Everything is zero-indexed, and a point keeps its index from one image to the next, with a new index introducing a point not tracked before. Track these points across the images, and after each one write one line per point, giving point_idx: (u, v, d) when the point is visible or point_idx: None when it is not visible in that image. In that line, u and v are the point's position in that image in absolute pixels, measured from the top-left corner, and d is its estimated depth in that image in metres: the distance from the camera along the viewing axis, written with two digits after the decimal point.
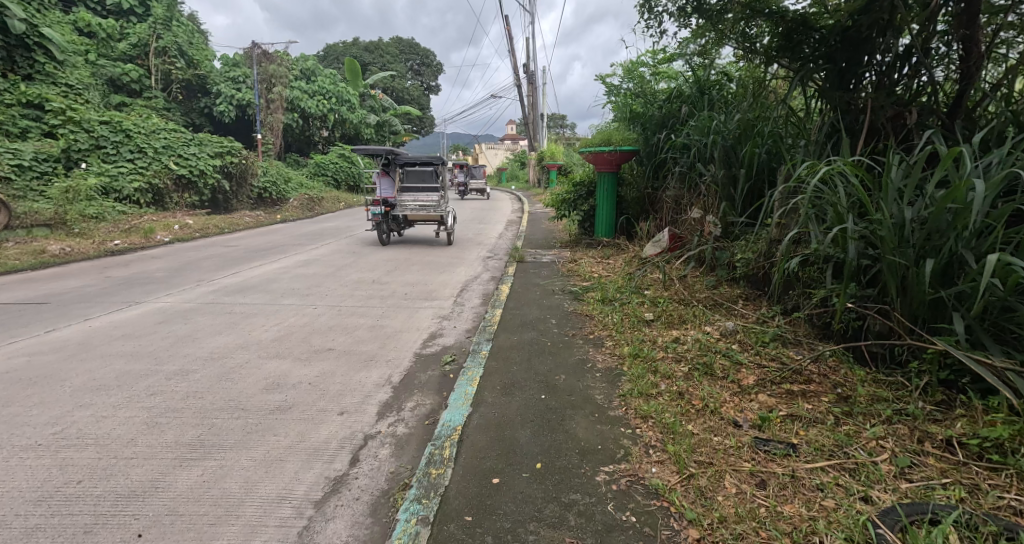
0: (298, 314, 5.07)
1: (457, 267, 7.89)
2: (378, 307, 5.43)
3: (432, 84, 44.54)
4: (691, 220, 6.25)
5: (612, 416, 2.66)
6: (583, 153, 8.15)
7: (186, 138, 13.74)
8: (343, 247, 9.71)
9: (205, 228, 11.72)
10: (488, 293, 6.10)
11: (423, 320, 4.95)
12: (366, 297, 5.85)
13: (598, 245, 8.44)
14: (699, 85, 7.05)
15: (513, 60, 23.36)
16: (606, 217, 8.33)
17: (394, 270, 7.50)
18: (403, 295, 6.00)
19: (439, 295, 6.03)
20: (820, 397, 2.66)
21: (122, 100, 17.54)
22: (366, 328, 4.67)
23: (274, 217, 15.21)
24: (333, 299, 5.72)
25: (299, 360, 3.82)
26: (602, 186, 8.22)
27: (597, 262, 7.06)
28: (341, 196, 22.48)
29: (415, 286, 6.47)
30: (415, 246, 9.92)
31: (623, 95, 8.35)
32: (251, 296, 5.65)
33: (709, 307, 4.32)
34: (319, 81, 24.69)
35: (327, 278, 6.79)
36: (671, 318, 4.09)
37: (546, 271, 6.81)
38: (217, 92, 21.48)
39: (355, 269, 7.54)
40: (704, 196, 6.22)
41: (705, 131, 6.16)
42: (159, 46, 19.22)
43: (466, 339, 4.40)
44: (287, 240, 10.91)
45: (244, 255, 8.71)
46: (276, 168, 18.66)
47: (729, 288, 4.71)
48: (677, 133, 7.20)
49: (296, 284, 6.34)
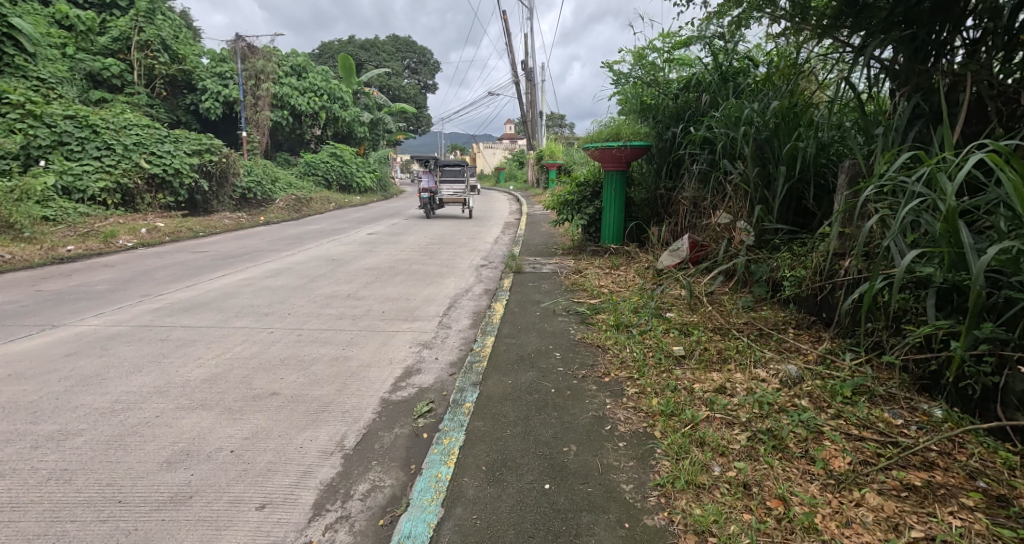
0: (247, 342, 4.18)
1: (446, 278, 7.00)
2: (346, 332, 4.54)
3: (430, 82, 43.53)
4: (716, 226, 5.40)
5: (653, 529, 1.84)
6: (589, 149, 7.25)
7: (160, 134, 12.81)
8: (322, 253, 8.80)
9: (177, 231, 10.80)
10: (480, 311, 5.25)
11: (397, 350, 4.07)
12: (335, 318, 4.95)
13: (604, 253, 7.55)
14: (721, 72, 6.26)
15: (512, 57, 22.46)
16: (614, 222, 7.43)
17: (373, 282, 6.60)
18: (379, 315, 5.11)
19: (422, 315, 5.14)
20: (960, 499, 1.84)
21: (101, 96, 16.67)
22: (326, 362, 3.79)
23: (257, 219, 14.29)
24: (295, 320, 4.84)
25: (229, 410, 2.93)
26: (610, 187, 7.33)
27: (605, 273, 6.18)
28: (332, 196, 21.55)
29: (395, 304, 5.57)
30: (402, 252, 9.02)
31: (631, 84, 7.47)
32: (196, 316, 4.75)
33: (754, 339, 3.45)
34: (310, 77, 23.75)
35: (295, 293, 5.89)
36: (709, 355, 3.22)
37: (546, 284, 5.95)
38: (203, 88, 20.54)
39: (330, 280, 6.64)
40: (730, 198, 5.37)
41: (735, 121, 5.25)
42: (141, 39, 18.25)
43: (449, 378, 3.51)
44: (264, 244, 9.99)
45: (210, 263, 7.80)
46: (261, 167, 17.72)
47: (771, 311, 3.86)
48: (697, 125, 6.36)
49: (257, 300, 5.44)
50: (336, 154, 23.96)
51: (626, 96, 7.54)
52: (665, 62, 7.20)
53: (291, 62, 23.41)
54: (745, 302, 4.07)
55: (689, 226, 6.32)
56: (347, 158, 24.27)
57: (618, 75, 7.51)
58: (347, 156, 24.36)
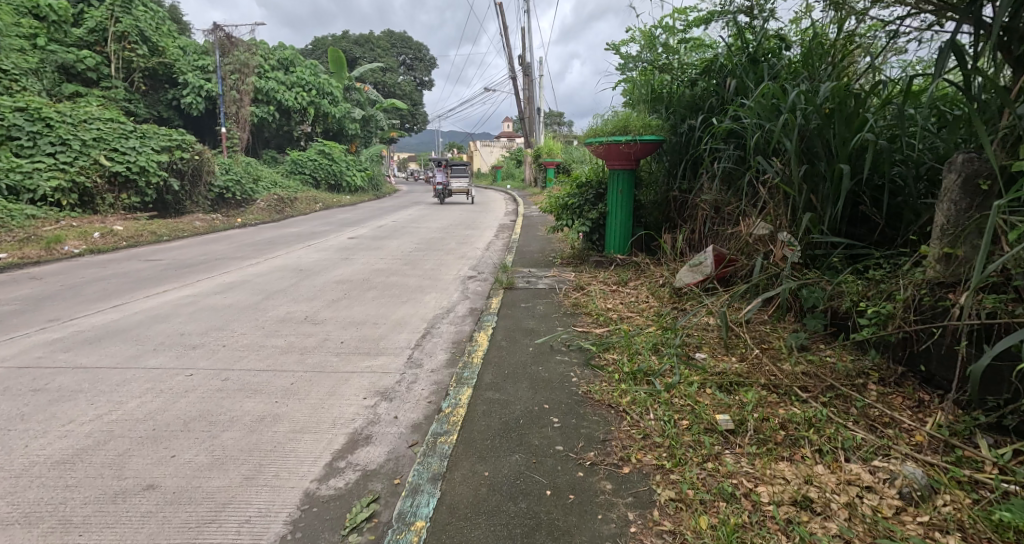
0: (151, 390, 3.20)
1: (426, 294, 6.03)
2: (288, 375, 3.56)
3: (424, 79, 42.42)
4: (747, 236, 4.49)
5: None
6: (592, 143, 6.30)
7: (125, 129, 11.84)
8: (290, 263, 7.80)
9: (137, 236, 9.78)
10: (460, 341, 4.31)
11: (345, 406, 3.11)
12: (279, 353, 3.97)
13: (608, 265, 6.56)
14: (749, 54, 5.38)
15: (511, 52, 21.44)
16: (620, 229, 6.47)
17: (337, 301, 5.62)
18: (335, 348, 4.14)
19: (388, 348, 4.17)
20: None
21: (75, 90, 15.65)
22: (246, 424, 2.83)
23: (233, 220, 13.28)
24: (227, 355, 3.85)
25: (64, 525, 1.99)
26: (616, 188, 6.38)
27: (613, 291, 5.25)
28: (319, 195, 20.51)
29: (358, 331, 4.59)
30: (381, 261, 8.03)
31: (640, 70, 6.60)
32: (101, 351, 3.78)
33: (826, 401, 2.51)
34: (297, 72, 22.72)
35: (240, 316, 4.90)
36: (773, 431, 2.27)
37: (541, 305, 5.01)
38: (184, 82, 19.50)
39: (288, 299, 5.66)
40: (766, 205, 4.48)
41: (772, 110, 4.35)
42: (117, 30, 17.17)
43: (406, 454, 2.57)
44: (230, 250, 8.98)
45: (158, 274, 6.79)
46: (242, 166, 16.67)
47: (837, 354, 2.93)
48: (720, 116, 5.50)
49: (189, 327, 4.46)
50: (324, 151, 23.05)
51: (635, 84, 6.64)
52: (680, 43, 6.31)
53: (278, 55, 22.35)
54: (796, 339, 3.19)
55: (715, 235, 5.42)
56: (335, 156, 23.29)
57: (625, 58, 6.60)
58: (335, 154, 23.38)
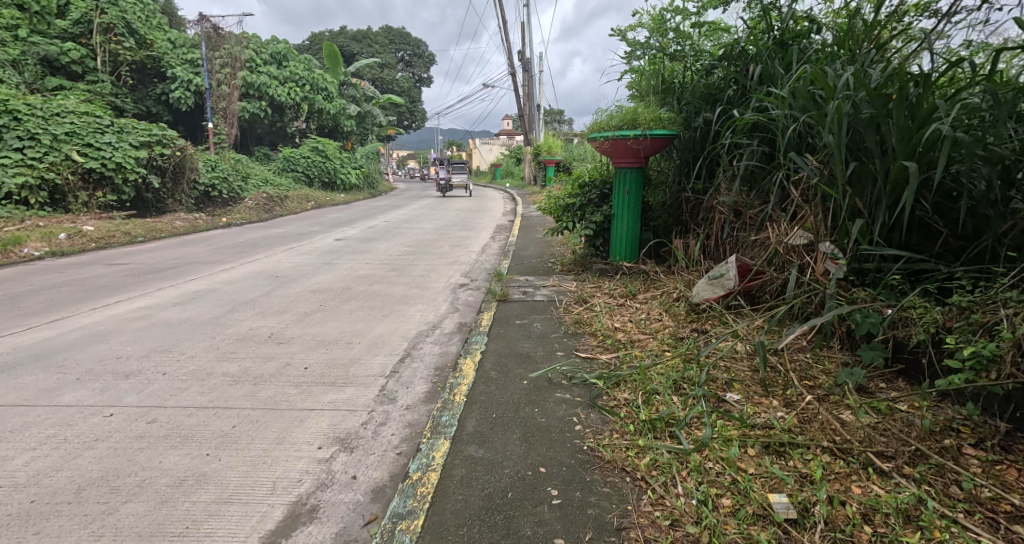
0: (52, 438, 2.58)
1: (411, 306, 5.41)
2: (232, 414, 2.94)
3: (423, 76, 41.78)
4: (778, 243, 3.89)
5: None
6: (596, 137, 5.66)
7: (101, 124, 11.18)
8: (267, 268, 7.16)
9: (109, 237, 9.14)
10: (443, 368, 3.70)
11: (291, 462, 2.49)
12: (228, 383, 3.35)
13: (614, 274, 5.93)
14: (778, 38, 4.76)
15: (511, 47, 20.75)
16: (627, 234, 5.83)
17: (310, 315, 4.99)
18: (295, 377, 3.51)
19: (358, 377, 3.55)
20: None
21: (58, 83, 14.97)
22: (158, 490, 2.22)
23: (218, 220, 12.63)
24: (162, 386, 3.22)
25: None
26: (624, 188, 5.73)
27: (621, 305, 4.65)
28: (312, 193, 19.90)
29: (327, 354, 3.96)
30: (366, 266, 7.41)
31: (649, 59, 5.98)
32: (11, 383, 3.15)
33: (916, 474, 1.93)
34: (291, 67, 22.06)
35: (194, 334, 4.27)
36: (855, 528, 1.74)
37: (539, 322, 4.41)
38: (173, 76, 18.75)
39: (254, 312, 5.02)
40: (800, 207, 3.88)
41: (808, 98, 3.76)
42: (103, 22, 16.46)
43: (361, 538, 1.99)
44: (206, 253, 8.33)
45: (119, 281, 6.16)
46: (230, 163, 16.02)
47: (909, 401, 2.35)
48: (741, 108, 4.93)
49: (130, 348, 3.82)
50: (318, 148, 22.48)
51: (643, 75, 6.02)
52: (693, 28, 5.73)
53: (271, 49, 21.64)
54: (851, 376, 2.61)
55: (736, 242, 4.84)
56: (329, 153, 22.71)
57: (633, 45, 5.98)
58: (328, 151, 22.80)
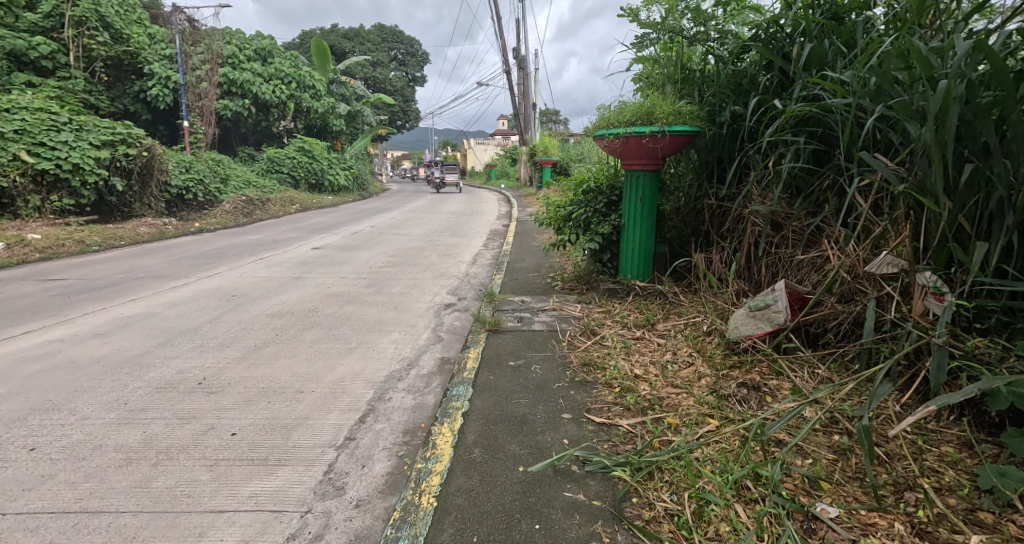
0: None
1: (385, 336, 4.53)
2: (101, 525, 2.08)
3: (417, 75, 40.89)
4: (847, 267, 3.05)
5: None
6: (602, 134, 4.79)
7: (58, 121, 10.25)
8: (226, 285, 6.26)
9: (57, 246, 8.20)
10: (414, 435, 2.82)
11: None
12: (114, 462, 2.46)
13: (625, 294, 5.06)
14: (829, 11, 3.90)
15: (505, 44, 19.87)
16: (640, 248, 4.96)
17: (259, 350, 4.10)
18: (214, 449, 2.63)
19: (298, 451, 2.67)
20: None
21: (24, 80, 13.95)
22: None
23: (190, 226, 11.69)
24: (19, 473, 2.36)
25: None
26: (636, 195, 4.87)
27: (639, 339, 3.81)
28: (297, 195, 18.98)
29: (266, 410, 3.08)
30: (340, 282, 6.52)
31: (665, 42, 5.10)
32: None
33: None
34: (276, 63, 21.10)
35: (103, 379, 3.39)
36: None
37: (539, 363, 3.54)
38: (151, 72, 17.60)
39: (192, 345, 4.14)
40: (874, 222, 3.05)
41: (890, 82, 2.90)
42: (75, 15, 15.28)
43: None
44: (162, 265, 7.42)
45: (45, 302, 5.25)
46: (209, 164, 15.06)
47: None
48: (782, 98, 4.08)
49: (5, 407, 2.95)
50: (304, 148, 21.59)
51: (658, 61, 5.16)
52: (717, 7, 4.87)
53: (254, 45, 20.64)
54: (1003, 482, 1.80)
55: (774, 260, 4.02)
56: (316, 154, 21.87)
57: (645, 26, 5.10)
58: (315, 151, 21.89)
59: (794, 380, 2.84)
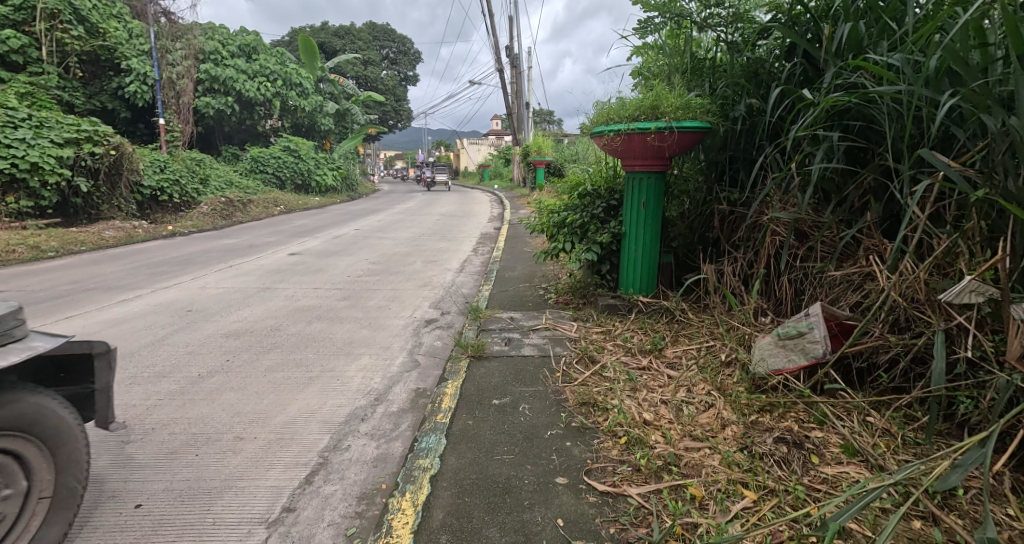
0: None
1: (353, 361, 3.94)
2: None
3: (409, 74, 40.21)
4: (904, 292, 2.49)
5: None
6: (601, 130, 4.20)
7: (16, 118, 9.56)
8: (184, 297, 5.65)
9: (8, 253, 7.55)
10: (369, 503, 2.24)
11: None
12: None
13: (627, 310, 4.50)
14: None
15: (497, 41, 19.24)
16: (643, 259, 4.40)
17: (203, 380, 3.51)
18: (105, 532, 2.05)
19: (218, 531, 2.08)
20: None
21: None
22: None
23: (161, 229, 11.03)
24: None
25: None
26: (639, 200, 4.31)
27: (646, 371, 3.23)
28: (282, 196, 18.33)
29: (188, 466, 2.49)
30: (312, 294, 5.93)
31: (670, 28, 4.53)
32: None
33: None
34: (260, 60, 20.39)
35: None
36: None
37: (529, 402, 2.96)
38: (128, 68, 16.84)
39: (123, 375, 3.54)
40: (937, 236, 2.50)
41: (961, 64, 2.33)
42: (47, 7, 14.38)
43: None
44: (119, 274, 6.78)
45: None
46: (187, 163, 14.36)
47: None
48: (811, 89, 3.51)
49: None
50: (290, 147, 20.93)
51: (662, 51, 4.59)
52: None
53: (237, 41, 19.92)
54: None
55: (799, 276, 3.47)
56: (303, 153, 21.21)
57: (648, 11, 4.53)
58: (301, 151, 21.21)
59: (845, 434, 2.29)
